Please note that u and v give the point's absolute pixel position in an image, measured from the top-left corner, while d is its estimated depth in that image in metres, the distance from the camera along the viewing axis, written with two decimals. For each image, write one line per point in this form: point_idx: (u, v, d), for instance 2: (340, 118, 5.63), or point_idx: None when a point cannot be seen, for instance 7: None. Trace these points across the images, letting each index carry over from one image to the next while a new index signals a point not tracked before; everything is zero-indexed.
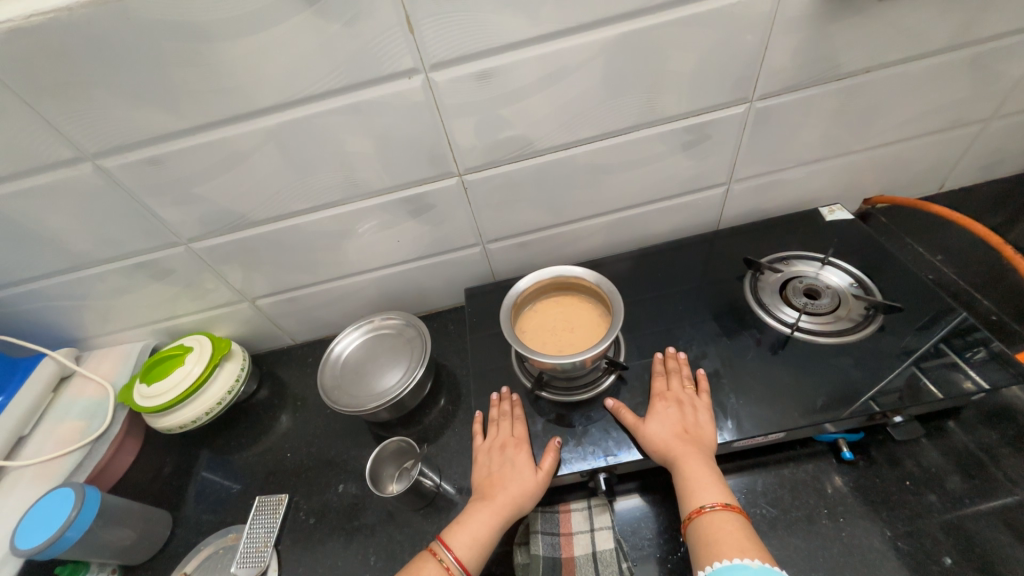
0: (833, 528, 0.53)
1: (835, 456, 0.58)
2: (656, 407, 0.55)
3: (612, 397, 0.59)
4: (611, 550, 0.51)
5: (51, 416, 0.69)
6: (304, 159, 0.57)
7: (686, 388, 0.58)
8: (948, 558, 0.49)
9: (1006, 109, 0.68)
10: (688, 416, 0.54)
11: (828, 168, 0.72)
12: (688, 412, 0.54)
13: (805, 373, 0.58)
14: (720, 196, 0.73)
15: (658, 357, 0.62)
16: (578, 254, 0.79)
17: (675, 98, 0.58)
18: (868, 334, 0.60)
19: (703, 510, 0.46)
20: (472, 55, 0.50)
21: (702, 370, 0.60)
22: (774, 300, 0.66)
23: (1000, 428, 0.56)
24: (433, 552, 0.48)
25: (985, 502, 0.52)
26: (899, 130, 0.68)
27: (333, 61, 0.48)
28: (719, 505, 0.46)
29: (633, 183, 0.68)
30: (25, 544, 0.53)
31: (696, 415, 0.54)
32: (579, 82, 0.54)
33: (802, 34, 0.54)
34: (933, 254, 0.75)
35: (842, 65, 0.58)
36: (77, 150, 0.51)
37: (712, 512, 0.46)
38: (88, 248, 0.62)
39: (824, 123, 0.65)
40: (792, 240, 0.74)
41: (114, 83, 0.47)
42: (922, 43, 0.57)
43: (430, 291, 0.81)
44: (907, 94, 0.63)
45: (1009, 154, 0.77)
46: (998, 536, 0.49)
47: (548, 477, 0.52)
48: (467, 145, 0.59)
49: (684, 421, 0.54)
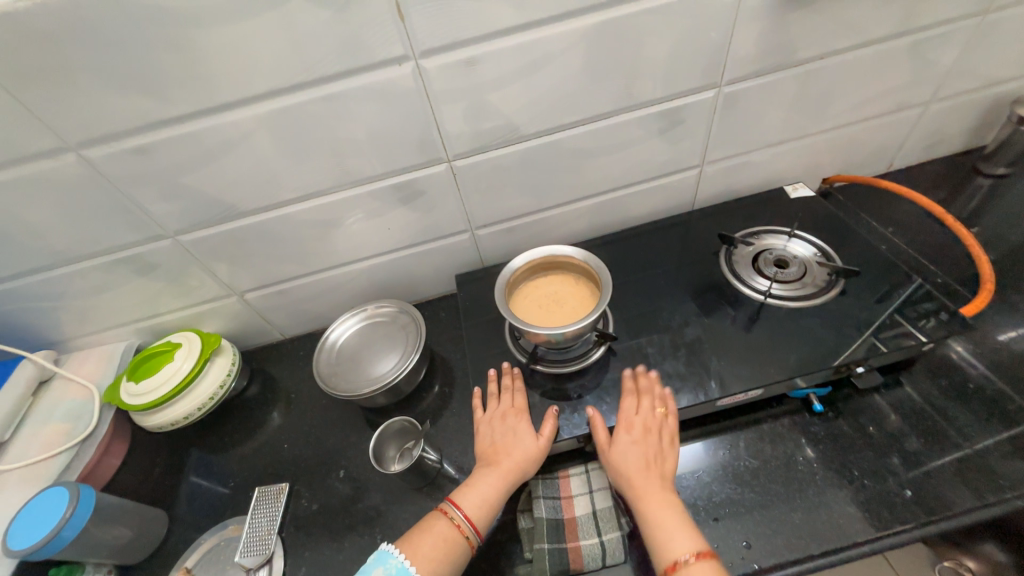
0: (809, 473, 0.58)
1: (808, 411, 0.63)
2: (621, 438, 0.55)
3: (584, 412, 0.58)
4: (609, 507, 0.55)
5: (33, 419, 0.67)
6: (296, 147, 0.57)
7: (654, 412, 0.57)
8: (909, 492, 0.54)
9: (944, 92, 0.75)
10: (652, 448, 0.54)
11: (790, 150, 0.78)
12: (653, 445, 0.54)
13: (778, 335, 0.63)
14: (694, 178, 0.78)
15: (628, 375, 0.60)
16: (563, 238, 0.83)
17: (651, 84, 0.62)
18: (832, 298, 0.65)
19: (678, 564, 0.45)
20: (459, 42, 0.52)
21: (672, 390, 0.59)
22: (748, 272, 0.71)
23: (946, 378, 0.63)
24: (444, 511, 0.51)
25: (937, 441, 0.58)
26: (851, 113, 0.74)
27: (325, 46, 0.49)
28: (693, 555, 0.45)
29: (613, 166, 0.72)
30: (17, 544, 0.52)
31: (660, 447, 0.55)
32: (561, 68, 0.57)
33: (764, 22, 0.59)
34: (885, 227, 0.82)
35: (800, 53, 0.63)
36: (60, 140, 0.51)
37: (687, 565, 0.44)
38: (69, 244, 0.61)
39: (786, 107, 0.70)
40: (761, 218, 0.80)
41: (103, 69, 0.47)
42: (867, 32, 0.63)
43: (420, 279, 0.82)
44: (857, 79, 0.69)
45: (947, 134, 0.85)
46: (949, 469, 0.55)
47: (549, 443, 0.55)
48: (455, 130, 0.61)
49: (648, 453, 0.54)
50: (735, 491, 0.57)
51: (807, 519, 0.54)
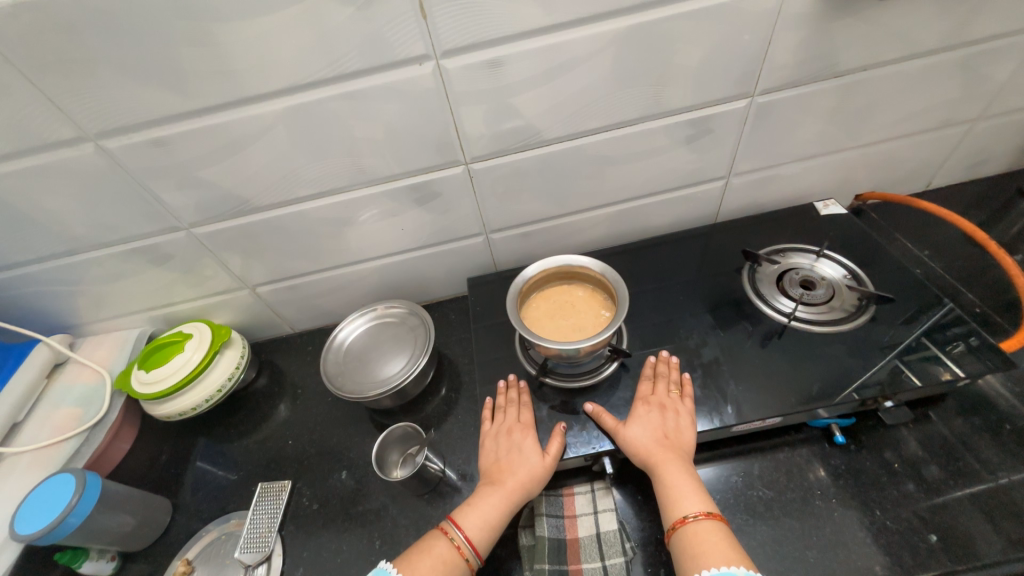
0: (826, 508, 0.55)
1: (828, 441, 0.60)
2: (638, 411, 0.56)
3: (591, 401, 0.59)
4: (614, 531, 0.53)
5: (46, 402, 0.68)
6: (312, 143, 0.56)
7: (671, 393, 0.58)
8: (933, 536, 0.51)
9: (993, 110, 0.71)
10: (669, 421, 0.55)
11: (823, 165, 0.74)
12: (670, 417, 0.55)
13: (801, 361, 0.60)
14: (719, 189, 0.75)
15: (649, 360, 0.62)
16: (579, 246, 0.81)
17: (680, 91, 0.59)
18: (861, 324, 0.62)
19: (687, 521, 0.47)
20: (482, 43, 0.50)
21: (689, 375, 0.60)
22: (771, 291, 0.68)
23: (980, 415, 0.59)
24: (445, 532, 0.50)
25: (967, 484, 0.55)
26: (890, 128, 0.70)
27: (345, 43, 0.48)
28: (702, 514, 0.47)
29: (635, 175, 0.69)
30: (25, 529, 0.53)
31: (678, 420, 0.55)
32: (587, 72, 0.55)
33: (805, 30, 0.55)
34: (921, 249, 0.79)
35: (840, 64, 0.60)
36: (79, 130, 0.50)
37: (696, 522, 0.47)
38: (85, 232, 0.61)
39: (821, 119, 0.67)
40: (788, 234, 0.76)
41: (121, 61, 0.46)
42: (915, 44, 0.59)
43: (432, 280, 0.81)
44: (900, 93, 0.65)
45: (993, 154, 0.80)
46: (979, 514, 0.52)
47: (556, 461, 0.54)
48: (474, 133, 0.59)
49: (664, 423, 0.55)
50: (746, 522, 0.55)
51: (822, 557, 0.52)
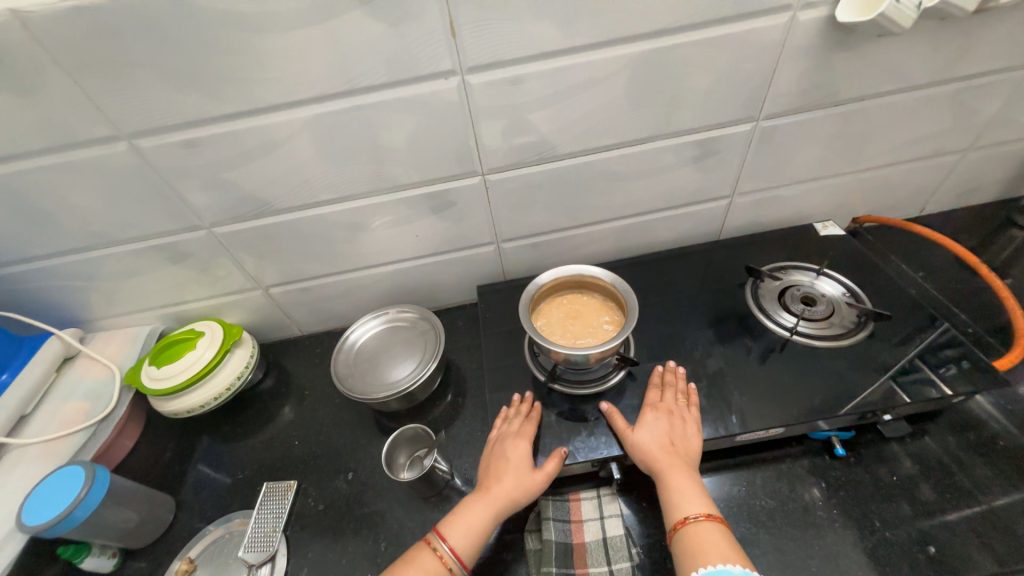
0: (828, 518, 0.56)
1: (828, 453, 0.62)
2: (646, 418, 0.57)
3: (607, 401, 0.61)
4: (620, 536, 0.54)
5: (54, 396, 0.68)
6: (338, 150, 0.59)
7: (679, 401, 0.59)
8: (931, 547, 0.53)
9: (983, 141, 0.75)
10: (677, 428, 0.56)
11: (822, 187, 0.78)
12: (677, 425, 0.56)
13: (802, 374, 0.61)
14: (723, 207, 0.78)
15: (657, 369, 0.63)
16: (587, 257, 0.83)
17: (689, 114, 0.62)
18: (859, 340, 0.64)
19: (687, 521, 0.48)
20: (505, 61, 0.53)
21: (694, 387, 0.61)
22: (773, 306, 0.70)
23: (974, 431, 0.61)
24: (428, 542, 0.51)
25: (964, 497, 0.56)
26: (886, 155, 0.74)
27: (376, 57, 0.51)
28: (703, 516, 0.48)
29: (644, 191, 0.72)
30: (31, 520, 0.52)
31: (684, 428, 0.56)
32: (602, 92, 0.58)
33: (808, 60, 0.59)
34: (915, 271, 0.81)
35: (840, 93, 0.63)
36: (114, 129, 0.52)
37: (697, 524, 0.48)
38: (107, 227, 0.62)
39: (822, 145, 0.70)
40: (789, 253, 0.79)
41: (161, 65, 0.48)
42: (909, 78, 0.63)
43: (442, 286, 0.83)
44: (895, 123, 0.69)
45: (983, 183, 0.84)
46: (975, 527, 0.54)
47: (547, 478, 0.54)
48: (492, 146, 0.62)
49: (672, 430, 0.55)
50: (749, 531, 0.56)
51: (824, 566, 0.53)
